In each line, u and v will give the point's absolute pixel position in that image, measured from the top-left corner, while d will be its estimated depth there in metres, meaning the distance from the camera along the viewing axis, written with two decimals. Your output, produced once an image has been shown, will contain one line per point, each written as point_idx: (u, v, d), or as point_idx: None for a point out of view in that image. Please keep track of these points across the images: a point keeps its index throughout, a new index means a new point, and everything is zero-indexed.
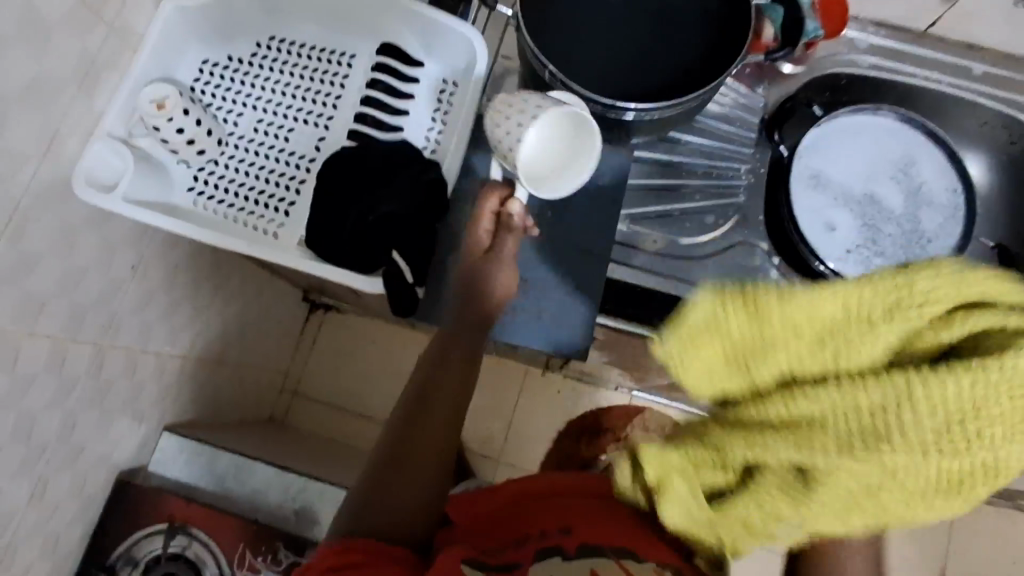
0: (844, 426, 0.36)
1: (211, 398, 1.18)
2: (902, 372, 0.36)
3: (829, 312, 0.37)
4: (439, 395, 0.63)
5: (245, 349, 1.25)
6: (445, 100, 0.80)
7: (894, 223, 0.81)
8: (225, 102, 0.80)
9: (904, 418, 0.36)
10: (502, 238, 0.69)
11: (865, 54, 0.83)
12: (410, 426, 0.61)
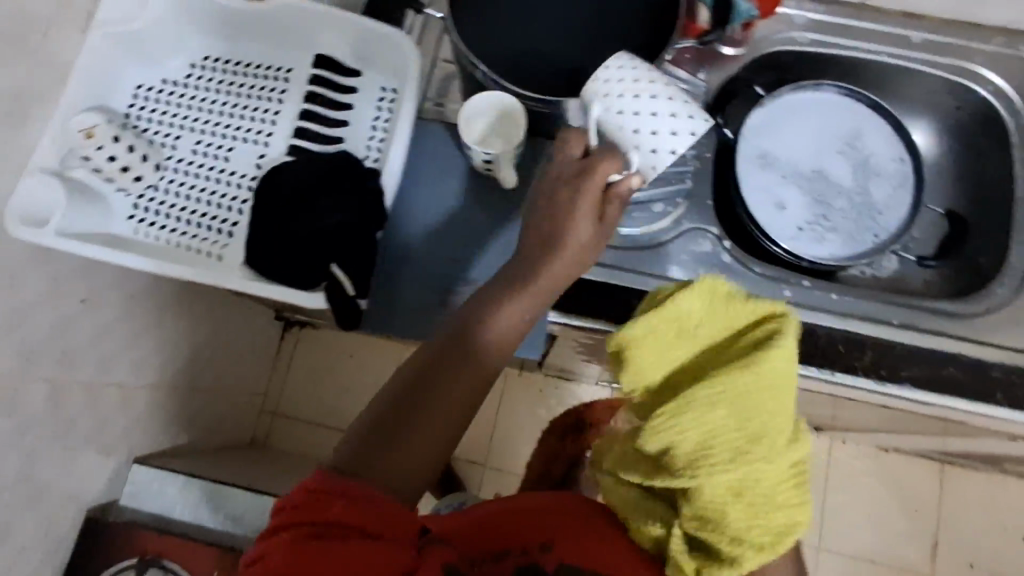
0: (687, 444, 0.51)
1: (185, 426, 1.16)
2: (704, 397, 0.50)
3: (657, 352, 0.53)
4: (461, 368, 0.54)
5: (217, 374, 1.23)
6: (386, 107, 0.78)
7: (844, 197, 0.82)
8: (162, 125, 0.78)
9: (712, 430, 0.50)
10: (607, 202, 0.54)
11: (804, 30, 0.82)
12: (420, 391, 0.53)
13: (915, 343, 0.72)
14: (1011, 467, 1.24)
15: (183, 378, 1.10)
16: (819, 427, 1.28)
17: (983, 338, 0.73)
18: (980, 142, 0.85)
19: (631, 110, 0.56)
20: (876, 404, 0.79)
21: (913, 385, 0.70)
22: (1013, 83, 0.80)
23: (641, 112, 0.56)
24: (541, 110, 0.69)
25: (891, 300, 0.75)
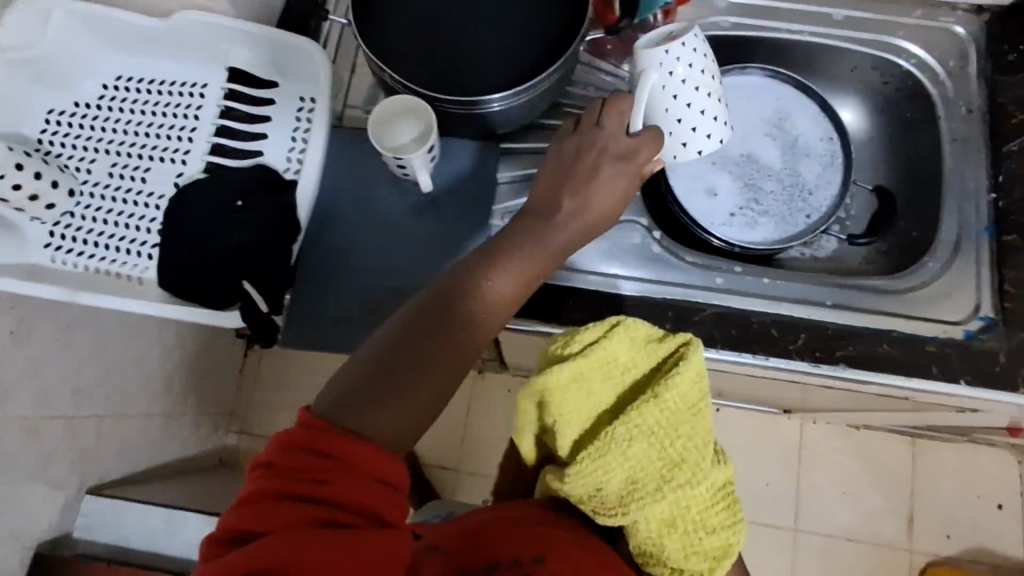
0: (621, 468, 0.56)
1: (143, 451, 1.14)
2: (633, 424, 0.56)
3: (587, 387, 0.58)
4: (466, 326, 0.52)
5: (177, 395, 1.21)
6: (305, 117, 0.77)
7: (773, 180, 0.82)
8: (75, 149, 0.76)
9: (642, 454, 0.56)
10: (603, 178, 0.58)
11: (724, 14, 0.82)
12: (421, 346, 0.50)
13: (849, 323, 0.71)
14: (980, 437, 1.23)
15: (136, 402, 1.08)
16: (786, 410, 1.27)
17: (917, 313, 0.73)
18: (909, 116, 0.85)
19: (681, 100, 0.61)
20: (819, 387, 0.78)
21: (849, 364, 0.69)
22: (934, 55, 0.81)
23: (680, 99, 0.61)
24: (457, 109, 0.68)
25: (824, 282, 0.75)
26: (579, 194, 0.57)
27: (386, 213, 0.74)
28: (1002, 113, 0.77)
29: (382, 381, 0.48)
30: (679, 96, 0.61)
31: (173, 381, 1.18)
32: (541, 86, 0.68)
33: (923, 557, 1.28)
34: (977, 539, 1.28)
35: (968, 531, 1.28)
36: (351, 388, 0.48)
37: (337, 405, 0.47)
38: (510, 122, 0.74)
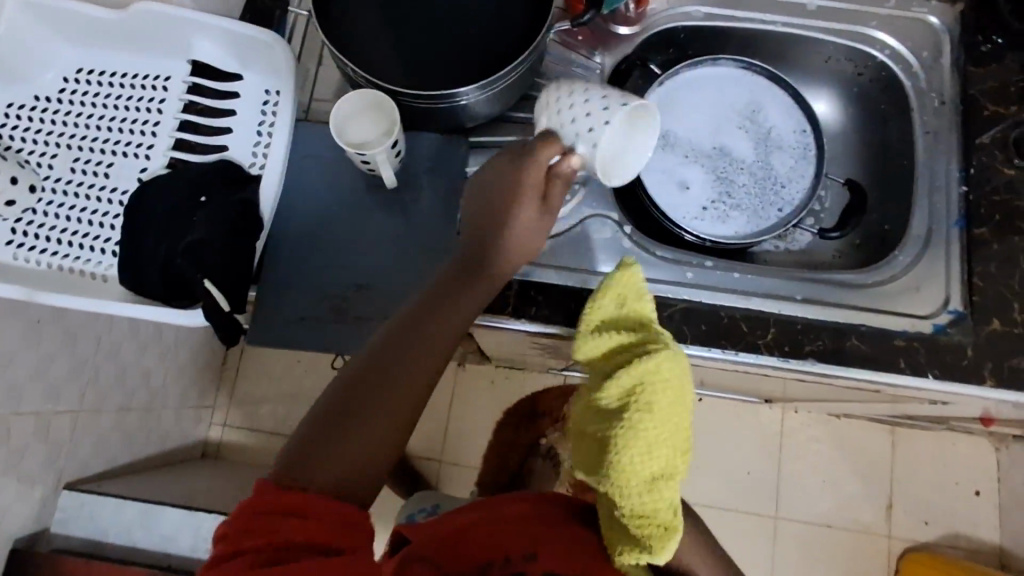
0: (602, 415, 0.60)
1: (121, 446, 1.13)
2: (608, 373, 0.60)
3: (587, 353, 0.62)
4: (426, 338, 0.53)
5: (155, 389, 1.20)
6: (270, 111, 0.76)
7: (746, 173, 0.82)
8: (35, 144, 0.74)
9: (613, 401, 0.59)
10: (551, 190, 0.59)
11: (696, 5, 0.81)
12: (381, 364, 0.51)
13: (818, 317, 0.71)
14: (959, 424, 1.23)
15: (114, 398, 1.08)
16: (767, 400, 1.28)
17: (887, 307, 0.73)
18: (883, 107, 0.85)
19: (578, 116, 0.59)
20: (790, 379, 0.79)
21: (816, 359, 0.70)
22: (906, 46, 0.80)
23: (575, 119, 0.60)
24: (422, 103, 0.67)
25: (795, 276, 0.75)
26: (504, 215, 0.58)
27: (355, 209, 0.73)
28: (975, 105, 0.75)
29: (349, 404, 0.49)
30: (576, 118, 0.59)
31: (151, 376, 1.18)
32: (514, 75, 0.66)
33: (901, 543, 1.29)
34: (956, 524, 1.29)
35: (947, 517, 1.29)
36: (320, 417, 0.49)
37: (307, 438, 0.48)
38: (478, 116, 0.73)
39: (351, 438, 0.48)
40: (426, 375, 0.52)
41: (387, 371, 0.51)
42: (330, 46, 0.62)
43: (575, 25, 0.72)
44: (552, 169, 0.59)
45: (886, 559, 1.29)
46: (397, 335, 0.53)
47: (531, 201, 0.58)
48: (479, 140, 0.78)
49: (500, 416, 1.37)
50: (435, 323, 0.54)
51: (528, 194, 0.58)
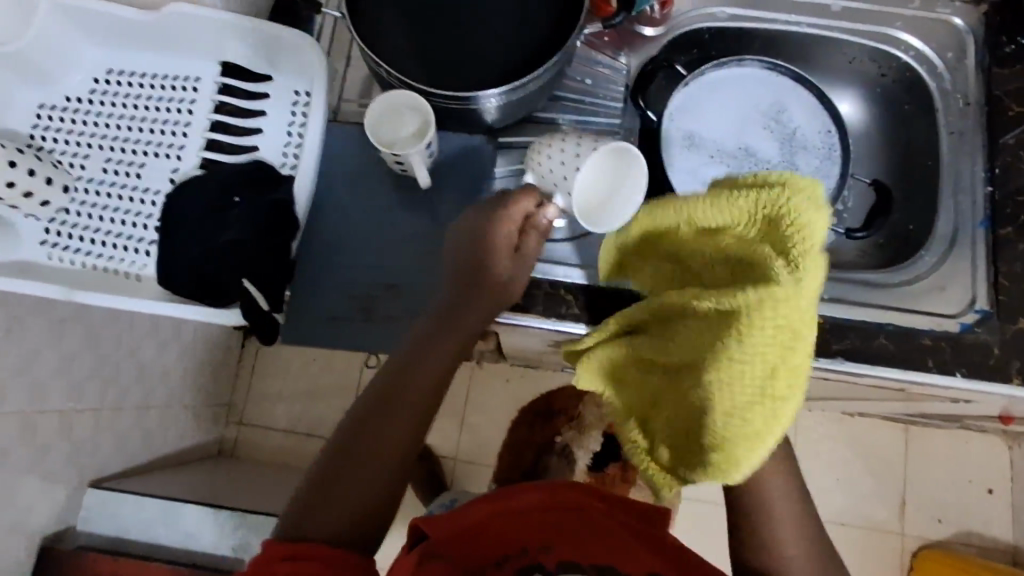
0: (713, 315, 0.51)
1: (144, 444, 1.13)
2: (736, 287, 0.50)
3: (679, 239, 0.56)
4: (410, 392, 0.58)
5: (176, 386, 1.20)
6: (300, 112, 0.77)
7: (771, 173, 0.82)
8: (68, 145, 0.75)
9: (757, 308, 0.48)
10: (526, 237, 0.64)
11: (721, 5, 0.81)
12: (370, 418, 0.56)
13: (845, 317, 0.71)
14: (972, 422, 1.24)
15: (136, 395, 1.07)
16: None
17: (912, 307, 0.74)
18: (907, 108, 0.85)
19: (557, 167, 0.65)
20: (814, 377, 0.79)
21: (845, 357, 0.70)
22: (930, 47, 0.81)
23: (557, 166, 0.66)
24: (452, 106, 0.68)
25: (820, 275, 0.76)
26: (487, 258, 0.63)
27: (389, 214, 0.75)
28: (1000, 105, 0.75)
29: (343, 459, 0.54)
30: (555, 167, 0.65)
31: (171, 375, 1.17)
32: (535, 84, 0.67)
33: (913, 541, 1.30)
34: (969, 522, 1.30)
35: (959, 515, 1.30)
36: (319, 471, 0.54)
37: (308, 496, 0.52)
38: (506, 118, 0.73)
39: (344, 492, 0.52)
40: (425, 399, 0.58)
41: (377, 427, 0.56)
42: (365, 48, 0.63)
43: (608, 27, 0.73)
44: (530, 218, 0.64)
45: (899, 556, 1.29)
46: (382, 389, 0.58)
47: (505, 253, 0.63)
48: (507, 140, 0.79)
49: (515, 414, 1.37)
50: (415, 374, 0.58)
51: (502, 245, 0.63)
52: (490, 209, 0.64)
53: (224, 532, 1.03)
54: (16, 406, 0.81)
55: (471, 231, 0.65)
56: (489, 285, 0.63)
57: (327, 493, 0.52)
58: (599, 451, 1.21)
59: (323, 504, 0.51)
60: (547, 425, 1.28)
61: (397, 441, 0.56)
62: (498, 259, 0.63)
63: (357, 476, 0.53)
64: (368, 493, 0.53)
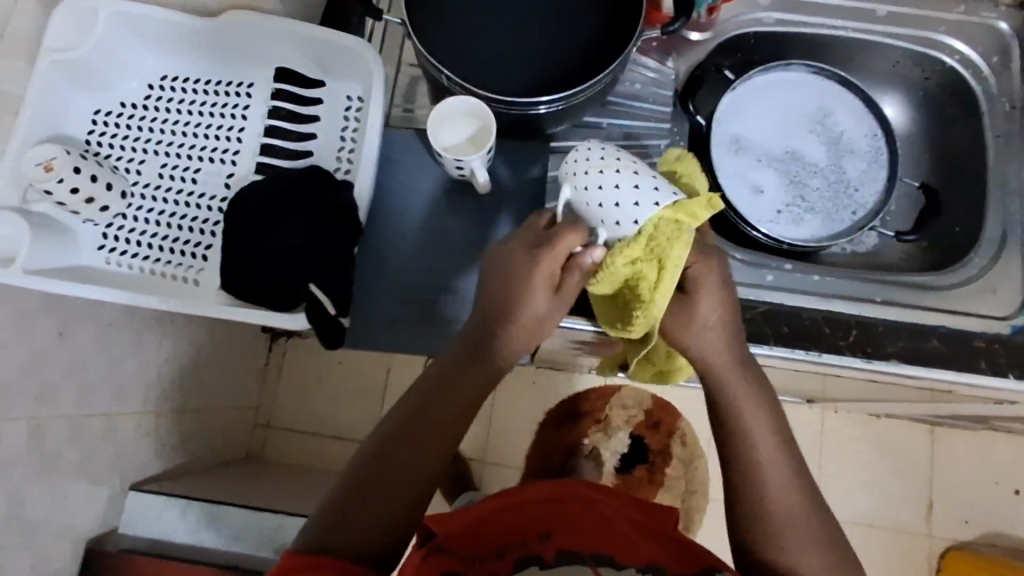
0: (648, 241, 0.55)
1: (176, 454, 0.99)
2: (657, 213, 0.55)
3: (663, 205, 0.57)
4: (439, 411, 0.56)
5: (205, 387, 1.04)
6: (354, 117, 0.78)
7: (818, 176, 0.86)
8: (124, 151, 0.75)
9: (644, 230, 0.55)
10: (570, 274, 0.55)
11: (769, 10, 0.82)
12: (398, 435, 0.56)
13: (899, 319, 0.72)
14: (998, 424, 1.16)
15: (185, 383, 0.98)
16: (808, 399, 1.20)
17: (960, 309, 0.75)
18: (949, 111, 0.86)
19: (608, 203, 0.54)
20: (865, 379, 0.80)
21: (901, 360, 0.71)
22: (976, 51, 0.81)
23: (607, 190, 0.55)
24: (513, 110, 0.69)
25: (869, 277, 0.77)
26: (519, 299, 0.54)
27: (442, 219, 0.76)
28: None
29: (370, 476, 0.54)
30: (601, 197, 0.55)
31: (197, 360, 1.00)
32: (590, 91, 0.69)
33: (943, 543, 1.21)
34: (1001, 526, 1.21)
35: (992, 515, 1.21)
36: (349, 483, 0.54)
37: (336, 506, 0.53)
38: (559, 122, 0.75)
39: (371, 508, 0.53)
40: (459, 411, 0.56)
41: (403, 445, 0.55)
42: (427, 54, 0.65)
43: (666, 34, 0.71)
44: (574, 258, 0.55)
45: (928, 558, 1.20)
46: (413, 405, 0.57)
47: (543, 291, 0.54)
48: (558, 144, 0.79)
49: (544, 418, 1.23)
50: (444, 393, 0.56)
51: (540, 284, 0.54)
52: (532, 242, 0.55)
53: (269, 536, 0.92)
54: (69, 410, 0.74)
55: (504, 255, 0.56)
56: (523, 323, 0.55)
57: (357, 505, 0.53)
58: (627, 451, 1.22)
59: (351, 514, 0.52)
60: (574, 426, 1.23)
61: (422, 458, 0.55)
62: (533, 299, 0.54)
63: (381, 493, 0.53)
64: (396, 506, 0.53)
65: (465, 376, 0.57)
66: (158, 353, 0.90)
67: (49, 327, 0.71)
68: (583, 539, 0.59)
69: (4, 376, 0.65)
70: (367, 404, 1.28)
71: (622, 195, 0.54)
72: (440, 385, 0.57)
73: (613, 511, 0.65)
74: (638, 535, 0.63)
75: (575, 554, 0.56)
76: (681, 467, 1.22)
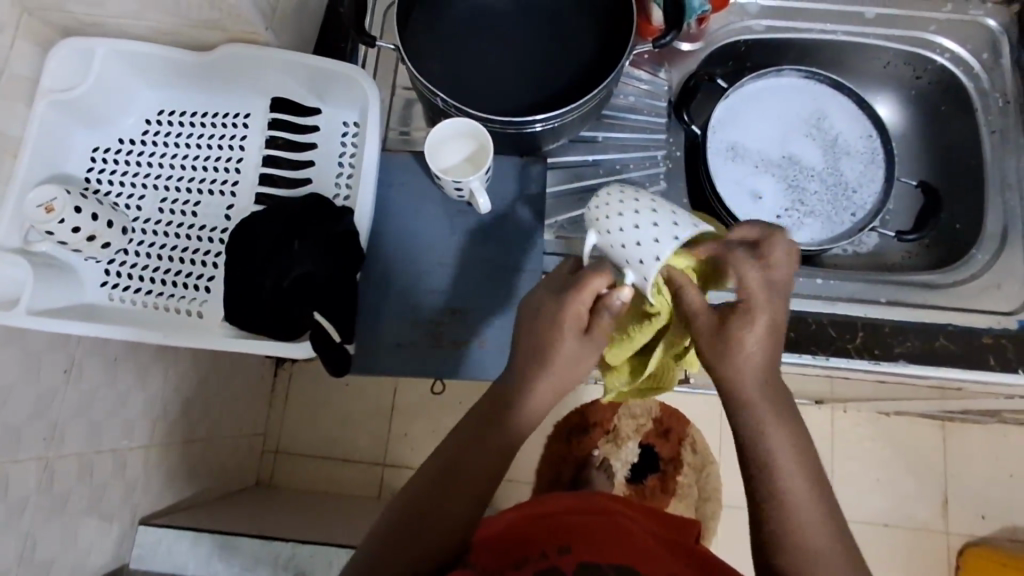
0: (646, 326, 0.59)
1: (185, 483, 0.98)
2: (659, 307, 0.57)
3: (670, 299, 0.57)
4: (476, 453, 0.55)
5: (212, 415, 1.03)
6: (350, 142, 0.79)
7: (817, 180, 0.87)
8: (124, 187, 0.76)
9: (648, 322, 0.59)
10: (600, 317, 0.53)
11: (758, 18, 0.84)
12: (437, 477, 0.55)
13: (907, 318, 0.72)
14: (1010, 416, 1.15)
15: (194, 412, 0.97)
16: (816, 400, 1.20)
17: (970, 306, 0.75)
18: (942, 108, 0.87)
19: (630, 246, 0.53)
20: (874, 380, 0.80)
21: (908, 360, 0.71)
22: (966, 49, 0.83)
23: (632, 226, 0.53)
24: (509, 130, 0.71)
25: (876, 279, 0.77)
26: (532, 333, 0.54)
27: (447, 244, 0.77)
28: None
29: (409, 514, 0.53)
30: (623, 238, 0.53)
31: (202, 385, 0.98)
32: (586, 107, 0.69)
33: (959, 539, 1.19)
34: (1013, 519, 1.20)
35: (1003, 509, 1.20)
36: (391, 522, 0.54)
37: (379, 542, 0.53)
38: (554, 139, 0.76)
39: (412, 546, 0.52)
40: (492, 455, 0.55)
41: (443, 488, 0.54)
42: (422, 78, 0.66)
43: (659, 47, 0.71)
44: (601, 300, 0.53)
45: (946, 555, 1.19)
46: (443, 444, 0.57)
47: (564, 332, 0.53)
48: (555, 160, 0.80)
49: (551, 432, 1.21)
50: (484, 435, 0.55)
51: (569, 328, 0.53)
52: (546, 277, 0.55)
53: (279, 563, 0.86)
54: (78, 446, 0.73)
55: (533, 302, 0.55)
56: (559, 363, 0.54)
57: (399, 544, 0.52)
58: (637, 460, 1.21)
59: (394, 551, 0.52)
60: (582, 437, 1.21)
61: (457, 498, 0.54)
62: (564, 338, 0.53)
63: (420, 534, 0.52)
64: (417, 550, 0.52)
65: (506, 419, 0.55)
66: (163, 384, 0.89)
67: (56, 365, 0.70)
68: (604, 551, 0.59)
69: (12, 417, 0.64)
70: (377, 424, 1.27)
71: (643, 234, 0.52)
72: (480, 427, 0.55)
73: (634, 526, 0.67)
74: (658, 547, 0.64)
75: (596, 565, 0.56)
76: (693, 474, 1.19)
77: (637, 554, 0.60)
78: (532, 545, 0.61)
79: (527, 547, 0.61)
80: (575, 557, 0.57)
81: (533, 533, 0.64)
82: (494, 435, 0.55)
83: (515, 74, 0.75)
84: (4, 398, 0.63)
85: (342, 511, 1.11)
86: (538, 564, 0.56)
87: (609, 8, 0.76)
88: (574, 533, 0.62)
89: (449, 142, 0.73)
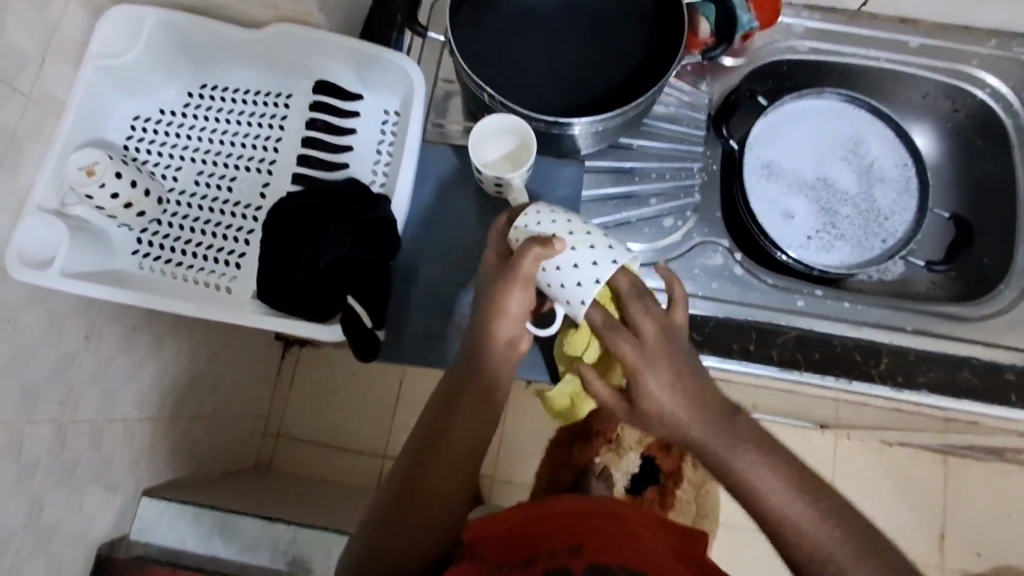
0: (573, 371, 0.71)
1: (189, 459, 0.97)
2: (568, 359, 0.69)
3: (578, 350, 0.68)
4: (450, 443, 0.55)
5: (219, 392, 1.02)
6: (389, 131, 0.79)
7: (849, 205, 0.88)
8: (161, 157, 0.76)
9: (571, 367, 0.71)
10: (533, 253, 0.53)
11: (802, 39, 0.85)
12: (422, 457, 0.55)
13: (932, 349, 0.74)
14: (1014, 454, 1.14)
15: (204, 386, 0.96)
16: (821, 425, 1.19)
17: (995, 340, 0.76)
18: (977, 143, 0.88)
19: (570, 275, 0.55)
20: (889, 408, 0.81)
21: (929, 390, 0.71)
22: (1008, 85, 0.83)
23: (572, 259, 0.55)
24: (552, 129, 0.71)
25: (906, 307, 0.78)
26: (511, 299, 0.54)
27: (477, 239, 0.77)
28: None
29: (400, 505, 0.54)
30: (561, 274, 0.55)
31: (213, 361, 0.98)
32: (623, 117, 0.70)
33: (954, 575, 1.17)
34: (1012, 558, 1.18)
35: (1005, 550, 1.18)
36: (381, 516, 0.55)
37: (376, 526, 0.55)
38: (597, 140, 0.75)
39: (411, 530, 0.54)
40: (459, 446, 0.55)
41: (425, 482, 0.54)
42: (472, 72, 0.66)
43: (709, 59, 0.77)
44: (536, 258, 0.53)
45: None
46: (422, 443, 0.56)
47: (519, 291, 0.54)
48: (592, 163, 0.80)
49: (554, 435, 1.19)
50: (460, 413, 0.55)
51: (514, 285, 0.53)
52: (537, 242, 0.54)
53: (279, 545, 0.85)
54: (90, 414, 0.73)
55: (490, 277, 0.56)
56: (507, 339, 0.55)
57: (400, 530, 0.54)
58: (638, 472, 1.18)
59: (394, 535, 0.54)
60: (586, 446, 1.18)
61: (455, 482, 0.55)
62: (512, 302, 0.54)
63: (407, 526, 0.54)
64: (411, 543, 0.54)
65: (487, 390, 0.56)
66: (178, 357, 0.88)
67: (76, 330, 0.70)
68: (615, 552, 0.59)
69: (32, 378, 0.64)
70: (380, 414, 1.26)
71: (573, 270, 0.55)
72: (456, 400, 0.56)
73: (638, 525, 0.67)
74: (663, 549, 0.64)
75: (606, 567, 0.56)
76: (691, 489, 1.17)
77: (647, 560, 0.59)
78: (540, 544, 0.61)
79: (535, 547, 0.61)
80: (587, 558, 0.57)
81: (545, 530, 0.64)
82: (476, 407, 0.56)
83: (560, 75, 0.76)
84: (25, 359, 0.63)
85: (343, 499, 1.10)
86: (548, 564, 0.57)
87: (658, 16, 0.76)
88: (582, 534, 0.62)
89: (484, 143, 0.73)
